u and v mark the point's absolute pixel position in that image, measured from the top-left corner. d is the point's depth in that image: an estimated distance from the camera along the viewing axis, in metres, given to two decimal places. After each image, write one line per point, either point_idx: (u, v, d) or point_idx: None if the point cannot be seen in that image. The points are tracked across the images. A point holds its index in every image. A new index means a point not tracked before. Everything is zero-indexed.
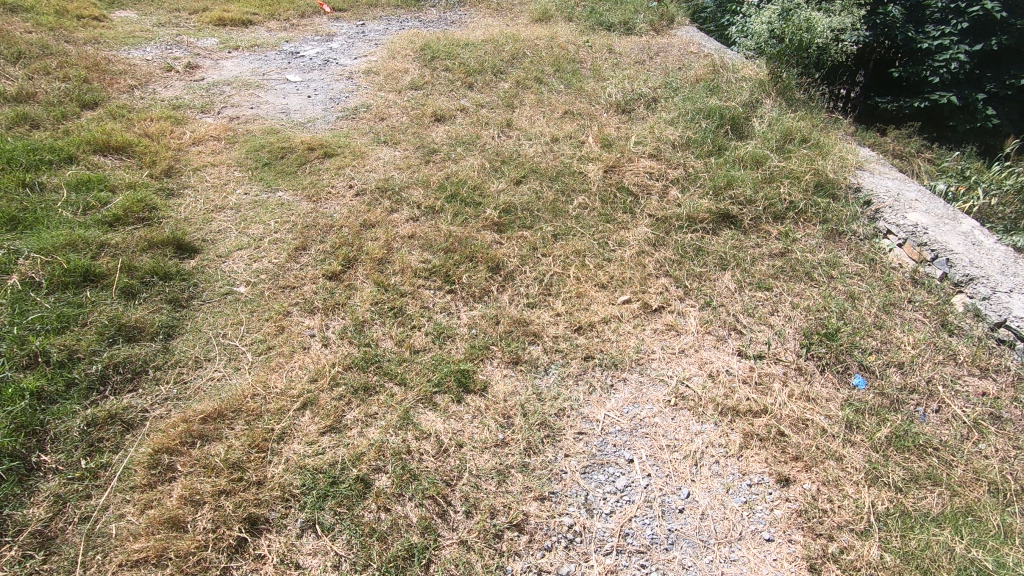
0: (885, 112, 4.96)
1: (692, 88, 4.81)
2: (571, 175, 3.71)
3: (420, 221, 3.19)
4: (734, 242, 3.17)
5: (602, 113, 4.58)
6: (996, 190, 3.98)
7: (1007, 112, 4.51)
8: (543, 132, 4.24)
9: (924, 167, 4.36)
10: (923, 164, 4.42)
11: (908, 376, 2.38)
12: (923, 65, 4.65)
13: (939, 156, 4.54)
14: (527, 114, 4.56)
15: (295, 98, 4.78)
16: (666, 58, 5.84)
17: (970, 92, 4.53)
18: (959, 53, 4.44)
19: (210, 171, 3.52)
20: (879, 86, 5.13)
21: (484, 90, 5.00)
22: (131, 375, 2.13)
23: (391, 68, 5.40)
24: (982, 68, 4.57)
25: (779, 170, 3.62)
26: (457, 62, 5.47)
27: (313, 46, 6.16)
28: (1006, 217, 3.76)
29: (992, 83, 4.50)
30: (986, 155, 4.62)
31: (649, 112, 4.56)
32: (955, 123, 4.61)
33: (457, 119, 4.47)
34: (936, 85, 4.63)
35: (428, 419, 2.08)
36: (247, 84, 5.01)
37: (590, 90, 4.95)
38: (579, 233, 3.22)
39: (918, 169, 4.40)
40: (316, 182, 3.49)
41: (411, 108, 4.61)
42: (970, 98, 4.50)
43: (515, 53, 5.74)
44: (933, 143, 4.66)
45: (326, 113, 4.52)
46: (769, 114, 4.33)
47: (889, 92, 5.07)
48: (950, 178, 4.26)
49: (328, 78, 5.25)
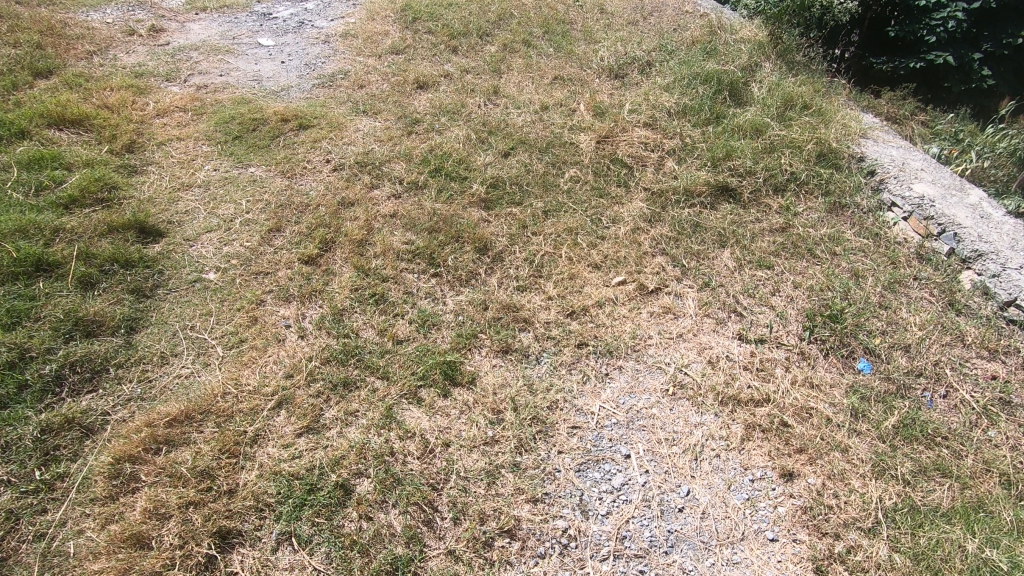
0: (879, 73, 4.61)
1: (688, 51, 4.57)
2: (562, 146, 3.52)
3: (403, 198, 3.00)
4: (733, 217, 3.03)
5: (594, 78, 4.35)
6: (989, 153, 3.86)
7: (1002, 72, 4.32)
8: (532, 100, 4.01)
9: (918, 129, 4.19)
10: (916, 126, 4.24)
11: (916, 360, 2.28)
12: (919, 23, 4.33)
13: (934, 118, 4.34)
14: (515, 80, 4.32)
15: (267, 64, 4.49)
16: (661, 18, 5.57)
17: (967, 52, 4.24)
18: (957, 10, 4.14)
19: (176, 146, 3.28)
20: (873, 45, 4.72)
21: (470, 54, 4.73)
22: (90, 374, 1.97)
23: (371, 30, 5.08)
24: (978, 26, 4.28)
25: (780, 139, 3.45)
26: (440, 23, 5.16)
27: (287, 6, 5.78)
28: (998, 181, 3.66)
29: (989, 42, 4.23)
30: (980, 117, 4.46)
31: (644, 77, 4.33)
32: (950, 84, 4.35)
33: (440, 86, 4.22)
34: (933, 44, 4.33)
35: (412, 417, 1.95)
36: (216, 49, 4.69)
37: (581, 53, 4.70)
38: (571, 209, 3.06)
39: (912, 131, 4.22)
40: (290, 156, 3.27)
41: (392, 75, 4.35)
42: (967, 57, 4.23)
43: (502, 13, 5.43)
44: (928, 105, 4.45)
45: (301, 80, 4.24)
46: (770, 79, 4.12)
47: (883, 52, 4.68)
48: (944, 140, 4.12)
49: (303, 42, 4.93)
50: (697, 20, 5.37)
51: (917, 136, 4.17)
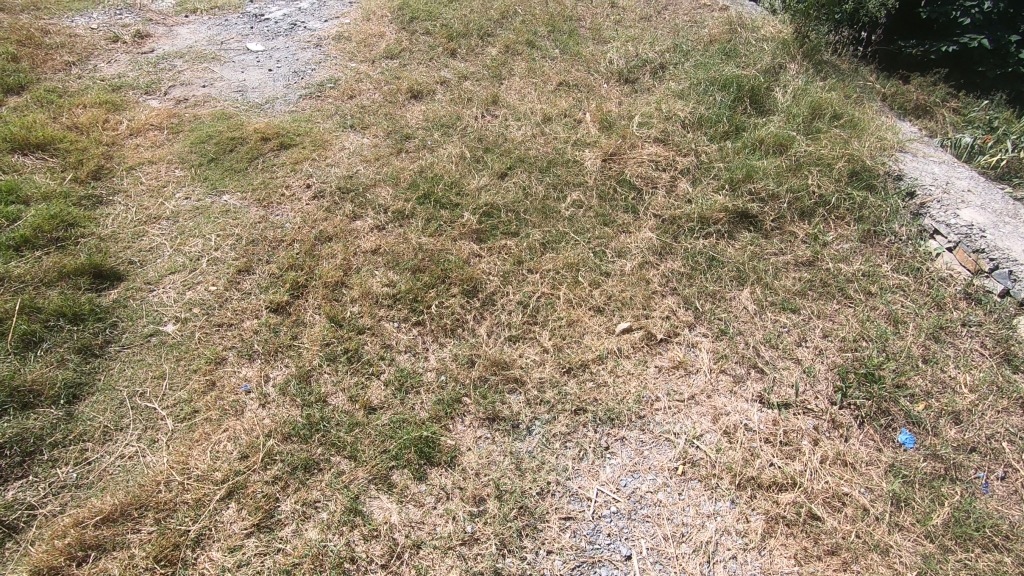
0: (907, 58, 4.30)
1: (705, 51, 4.21)
2: (565, 164, 3.21)
3: (386, 230, 2.74)
4: (754, 249, 2.71)
5: (602, 83, 4.02)
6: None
7: None
8: (534, 110, 3.71)
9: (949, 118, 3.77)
10: (947, 113, 3.83)
11: (967, 431, 1.97)
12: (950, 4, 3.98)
13: (966, 105, 3.91)
14: (516, 87, 4.01)
15: (254, 72, 4.22)
16: (675, 13, 5.18)
17: (1002, 34, 3.86)
18: None
19: (147, 170, 3.05)
20: (904, 28, 4.42)
21: (469, 58, 4.42)
22: (21, 457, 1.76)
23: (365, 32, 4.79)
24: (1018, 6, 3.86)
25: (806, 155, 3.10)
26: (439, 24, 4.85)
27: (280, 6, 5.51)
28: None
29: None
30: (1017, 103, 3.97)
31: (656, 81, 3.99)
32: (984, 69, 3.97)
33: (436, 95, 3.93)
34: (965, 27, 3.97)
35: (381, 509, 1.71)
36: (201, 56, 4.43)
37: (588, 55, 4.36)
38: (572, 240, 2.77)
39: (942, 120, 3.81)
40: (268, 181, 3.02)
41: (385, 83, 4.06)
42: (1003, 40, 3.84)
43: (505, 11, 5.10)
44: (959, 92, 4.06)
45: (287, 90, 3.97)
46: (795, 83, 3.76)
47: (915, 34, 4.37)
48: (977, 129, 3.68)
49: (294, 46, 4.65)
50: (714, 15, 4.99)
51: (948, 123, 3.77)
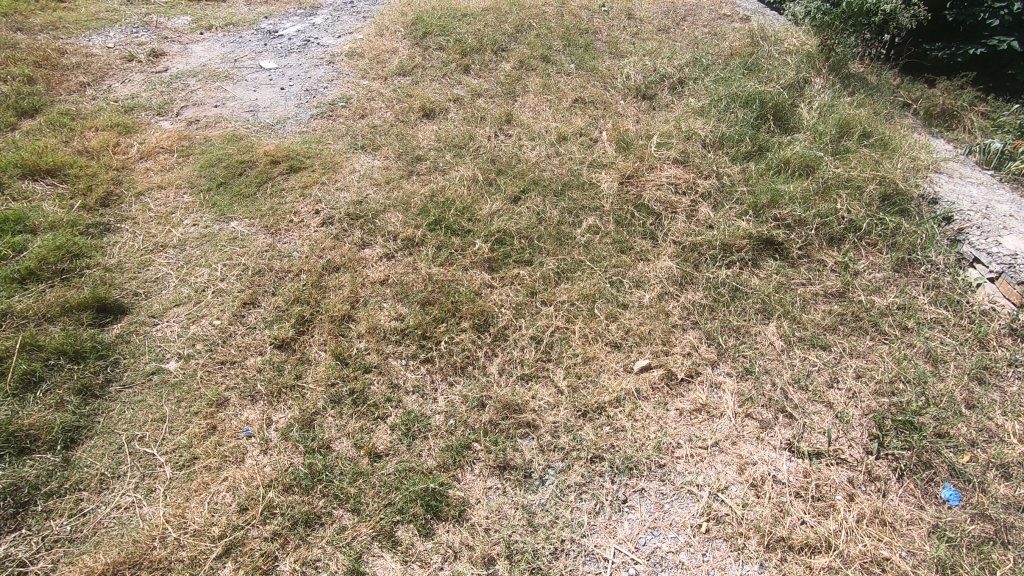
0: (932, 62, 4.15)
1: (726, 65, 4.08)
2: (580, 186, 3.11)
3: (396, 259, 2.65)
4: (780, 279, 2.58)
5: (618, 99, 3.91)
6: None
7: None
8: (548, 129, 3.61)
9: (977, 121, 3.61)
10: (976, 118, 3.65)
11: (1018, 487, 1.82)
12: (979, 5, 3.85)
13: (994, 110, 3.72)
14: (530, 104, 3.92)
15: (266, 91, 4.19)
16: (694, 24, 5.06)
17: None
18: None
19: (155, 196, 3.02)
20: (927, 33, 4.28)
21: (482, 74, 4.34)
22: (14, 508, 1.70)
23: (378, 48, 4.74)
24: None
25: (835, 177, 2.95)
26: (452, 38, 4.79)
27: (294, 22, 5.51)
28: None
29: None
30: None
31: (675, 97, 3.87)
32: (1015, 72, 3.81)
33: (449, 113, 3.86)
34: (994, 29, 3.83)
35: (385, 570, 1.62)
36: (214, 75, 4.42)
37: (604, 70, 4.25)
38: (588, 269, 2.66)
39: (969, 124, 3.65)
40: (276, 207, 2.96)
41: (397, 101, 4.00)
42: None
43: (519, 24, 5.02)
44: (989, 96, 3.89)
45: (299, 109, 3.93)
46: (820, 99, 3.61)
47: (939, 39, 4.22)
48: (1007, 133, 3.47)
49: (307, 63, 4.62)
50: (734, 27, 4.86)
51: (976, 130, 3.60)
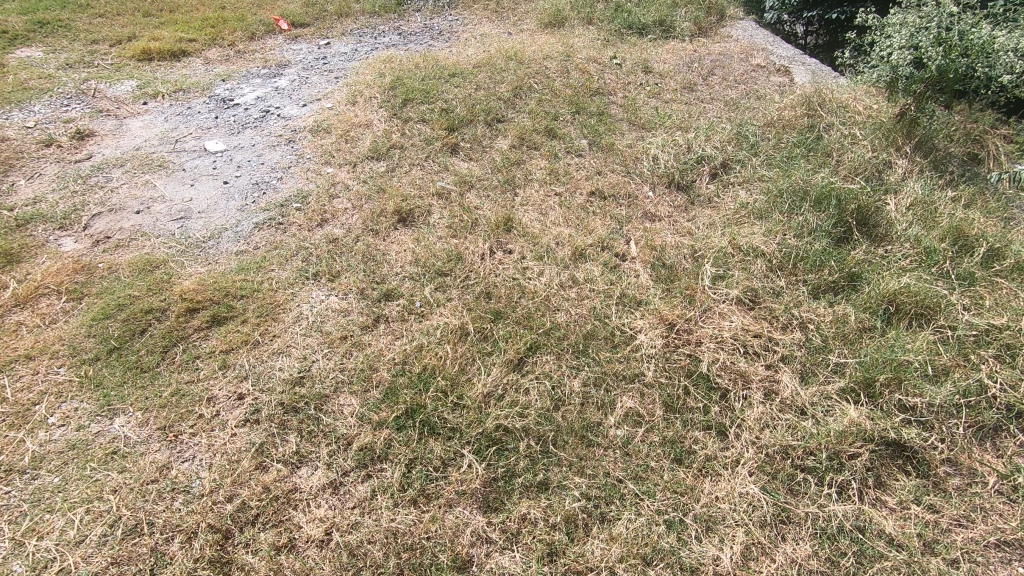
0: None
1: (777, 144, 3.26)
2: (609, 340, 2.26)
3: (345, 491, 1.79)
4: (927, 518, 1.69)
5: (646, 191, 3.10)
6: None
7: None
8: (560, 241, 2.79)
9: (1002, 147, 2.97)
10: (1001, 143, 2.99)
11: None
12: None
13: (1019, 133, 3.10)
14: (533, 201, 3.10)
15: (206, 186, 3.38)
16: (725, 80, 4.29)
17: None
18: None
19: (19, 373, 2.17)
20: None
21: (473, 155, 3.54)
22: None
23: (348, 122, 3.95)
24: None
25: (970, 332, 2.09)
26: (438, 105, 4.01)
27: (255, 85, 4.75)
28: None
29: None
30: None
31: (719, 189, 3.05)
32: None
33: (431, 216, 3.04)
34: None
35: None
36: (146, 163, 3.62)
37: (624, 148, 3.44)
38: (632, 499, 1.78)
39: (994, 150, 2.98)
40: (183, 390, 2.10)
41: (366, 199, 3.20)
42: None
43: (518, 85, 4.24)
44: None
45: (241, 214, 3.10)
46: (913, 193, 2.77)
47: None
48: None
49: (262, 144, 3.84)
50: (772, 90, 4.08)
51: (1000, 155, 2.96)
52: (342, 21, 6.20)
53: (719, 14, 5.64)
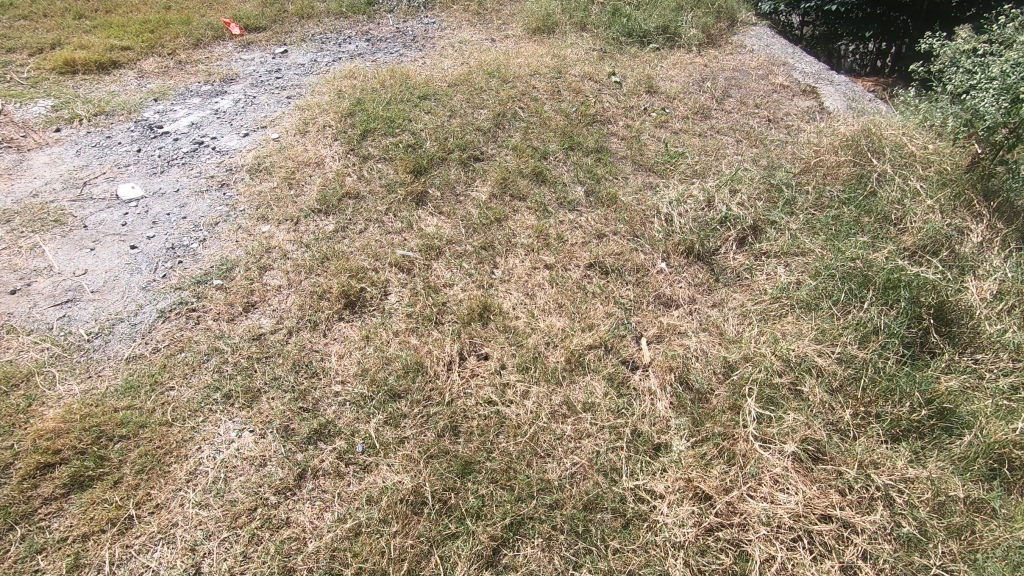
0: None
1: (818, 200, 2.64)
2: (619, 514, 1.64)
3: None
4: None
5: (658, 264, 2.48)
6: None
7: None
8: (551, 340, 2.16)
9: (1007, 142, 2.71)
10: None
11: None
12: None
13: None
14: (518, 276, 2.47)
15: (108, 250, 2.70)
16: (743, 106, 3.68)
17: None
18: None
19: None
20: None
21: (445, 207, 2.89)
22: None
23: (294, 159, 3.28)
24: None
25: None
26: (404, 137, 3.36)
27: (192, 107, 4.04)
28: None
29: None
30: None
31: (750, 263, 2.44)
32: None
33: (387, 299, 2.39)
34: None
35: None
36: (38, 217, 2.92)
37: (630, 200, 2.81)
38: None
39: None
40: None
41: (308, 270, 2.54)
42: None
43: (501, 111, 3.58)
44: None
45: (145, 295, 2.43)
46: (1004, 276, 2.16)
47: None
48: None
49: (188, 188, 3.15)
50: (800, 120, 3.47)
51: None
52: (303, 23, 5.47)
53: (729, 20, 5.00)
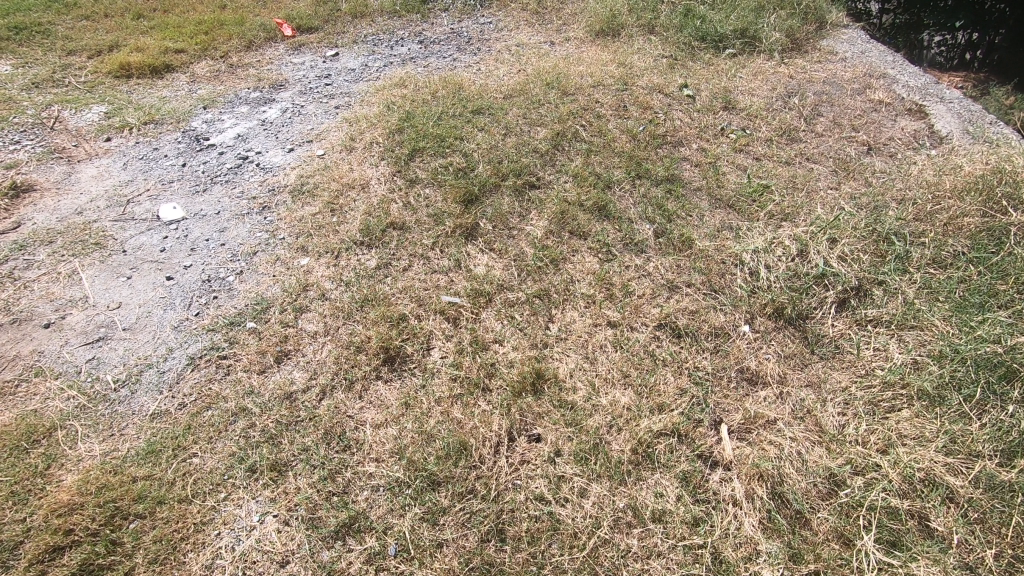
0: None
1: (938, 256, 2.22)
2: None
3: None
4: None
5: (740, 328, 2.14)
6: None
7: None
8: (615, 422, 1.87)
9: None
10: None
11: None
12: None
13: None
14: (577, 335, 2.17)
15: (144, 280, 2.58)
16: (838, 128, 3.23)
17: None
18: None
19: None
20: None
21: (496, 244, 2.62)
22: None
23: (338, 181, 3.07)
24: None
25: None
26: (455, 159, 3.10)
27: (240, 116, 3.91)
28: None
29: None
30: None
31: (853, 333, 2.07)
32: None
33: (430, 356, 2.16)
34: None
35: None
36: (79, 239, 2.83)
37: (706, 245, 2.46)
38: None
39: None
40: None
41: (346, 315, 2.32)
42: None
43: (560, 129, 3.27)
44: None
45: (175, 337, 2.28)
46: None
47: None
48: None
49: (229, 210, 3.00)
50: (906, 149, 3.01)
51: None
52: (355, 23, 5.28)
53: (817, 22, 4.49)
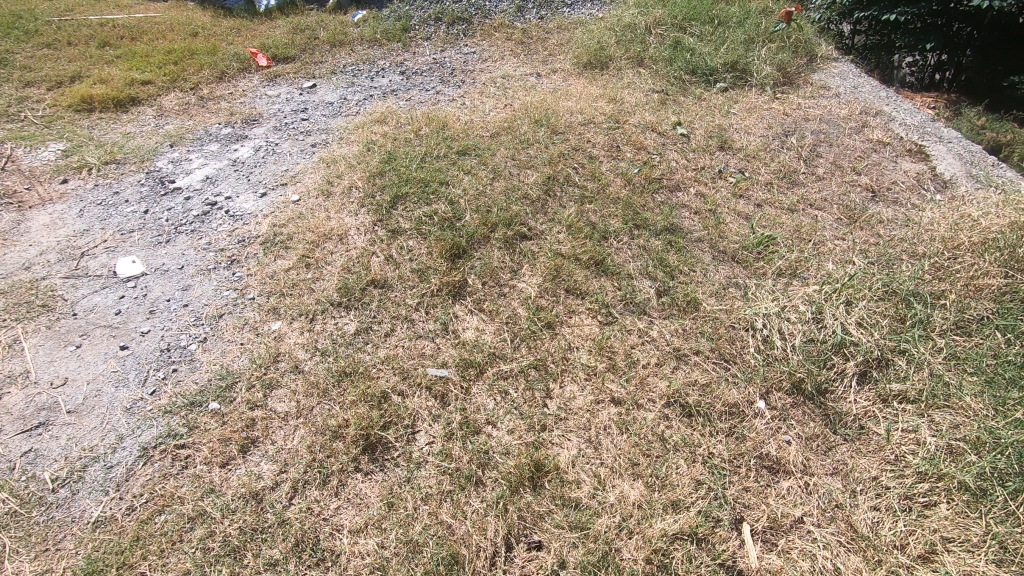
0: None
1: (961, 322, 2.08)
2: None
3: None
4: None
5: (756, 405, 1.96)
6: None
7: None
8: (626, 525, 1.66)
9: None
10: None
11: None
12: None
13: None
14: (578, 414, 1.97)
15: (95, 349, 2.32)
16: (840, 170, 3.11)
17: None
18: None
19: None
20: None
21: (487, 304, 2.42)
22: None
23: (314, 230, 2.85)
24: None
25: None
26: (441, 205, 2.90)
27: (209, 155, 3.67)
28: None
29: None
30: None
31: (879, 410, 1.90)
32: None
33: (416, 441, 1.94)
34: None
35: None
36: (24, 300, 2.56)
37: (713, 307, 2.29)
38: None
39: None
40: None
41: (321, 391, 2.09)
42: None
43: (552, 172, 3.10)
44: None
45: (126, 421, 2.03)
46: None
47: None
48: None
49: (194, 264, 2.76)
50: (911, 194, 2.90)
51: None
52: (334, 52, 5.09)
53: (808, 55, 4.42)
